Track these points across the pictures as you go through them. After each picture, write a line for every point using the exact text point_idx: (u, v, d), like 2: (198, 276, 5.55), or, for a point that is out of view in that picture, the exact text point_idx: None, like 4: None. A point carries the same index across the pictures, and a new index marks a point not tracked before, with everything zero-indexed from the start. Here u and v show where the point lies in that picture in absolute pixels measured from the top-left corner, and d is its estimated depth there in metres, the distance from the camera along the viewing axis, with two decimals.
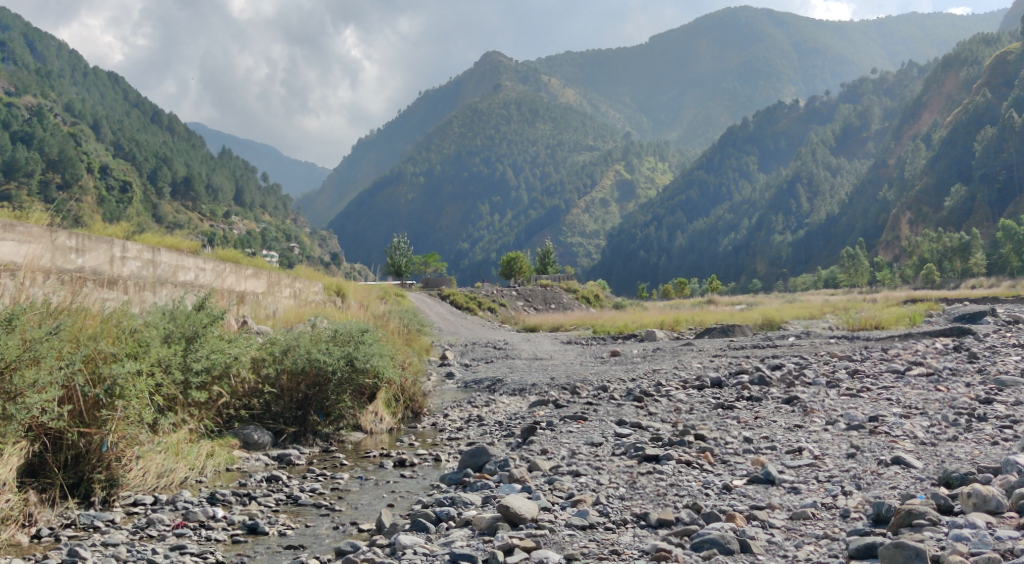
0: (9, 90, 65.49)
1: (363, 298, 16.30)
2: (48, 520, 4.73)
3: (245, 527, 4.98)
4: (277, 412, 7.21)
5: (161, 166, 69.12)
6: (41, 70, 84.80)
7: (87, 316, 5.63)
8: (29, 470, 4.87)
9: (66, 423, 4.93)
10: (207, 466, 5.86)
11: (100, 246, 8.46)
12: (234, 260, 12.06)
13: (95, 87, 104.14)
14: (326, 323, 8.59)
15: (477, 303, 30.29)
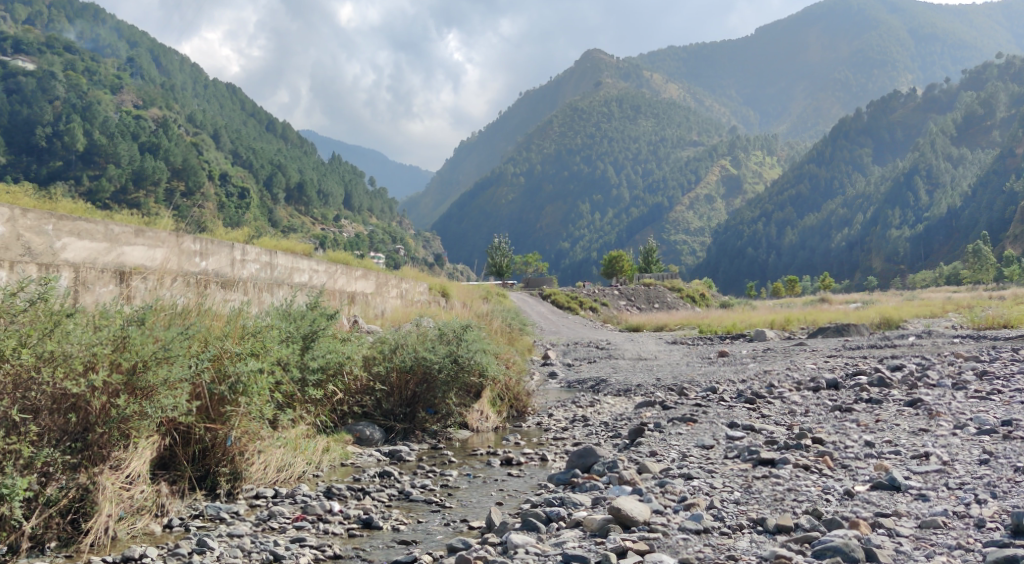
0: (137, 104, 69.68)
1: (465, 298, 16.46)
2: (179, 510, 4.96)
3: (360, 521, 5.11)
4: (387, 409, 7.41)
5: (276, 172, 72.04)
6: (166, 84, 90.04)
7: (213, 318, 5.89)
8: (161, 463, 5.15)
9: (194, 418, 5.17)
10: (323, 461, 6.06)
11: (223, 249, 8.86)
12: (344, 262, 12.48)
13: (215, 98, 109.63)
14: (431, 321, 8.73)
15: (578, 303, 30.19)
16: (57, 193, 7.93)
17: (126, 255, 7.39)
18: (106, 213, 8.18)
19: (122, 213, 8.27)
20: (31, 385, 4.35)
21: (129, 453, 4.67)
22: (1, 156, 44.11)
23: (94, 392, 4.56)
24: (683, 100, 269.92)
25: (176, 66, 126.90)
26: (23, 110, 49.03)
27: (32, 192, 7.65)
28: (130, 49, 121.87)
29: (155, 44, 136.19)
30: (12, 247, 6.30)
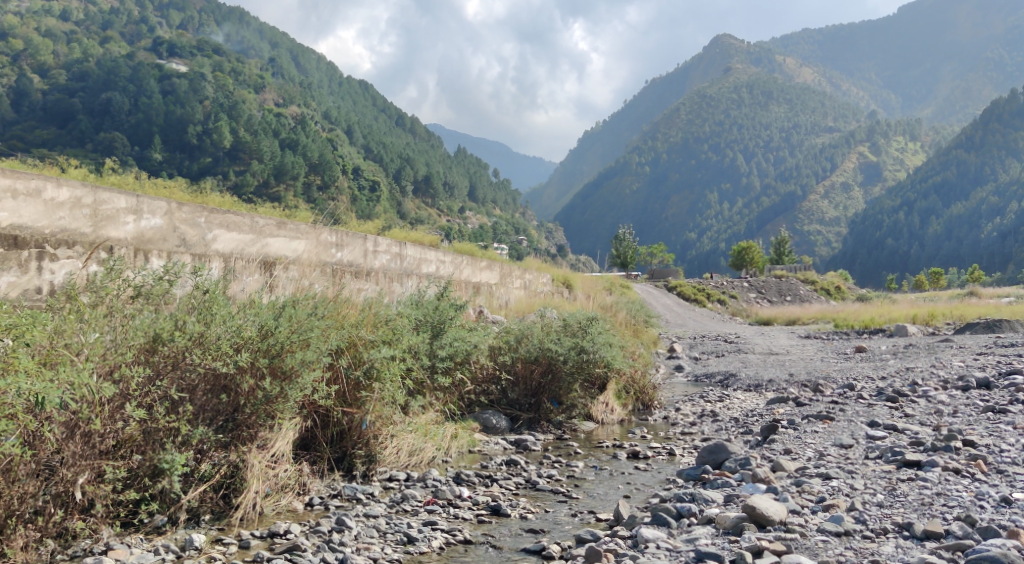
0: (278, 101, 73.23)
1: (589, 290, 16.43)
2: (318, 489, 5.17)
3: (489, 508, 5.18)
4: (513, 398, 7.48)
5: (405, 166, 73.99)
6: (304, 83, 94.22)
7: (350, 306, 6.15)
8: (302, 445, 5.39)
9: (332, 403, 5.40)
10: (451, 447, 6.19)
11: (356, 241, 9.19)
12: (470, 253, 12.69)
13: (349, 95, 113.73)
14: (556, 313, 8.76)
15: (706, 295, 29.57)
16: (207, 189, 8.44)
17: (269, 246, 7.81)
18: (253, 207, 8.69)
19: (266, 207, 8.74)
20: (187, 365, 4.57)
21: (274, 434, 4.93)
22: (158, 154, 47.33)
23: (244, 374, 4.79)
24: (818, 84, 257.74)
25: (314, 65, 132.51)
26: (177, 109, 51.91)
27: (185, 188, 8.19)
28: (271, 49, 128.02)
29: (294, 45, 142.60)
30: (170, 239, 6.76)
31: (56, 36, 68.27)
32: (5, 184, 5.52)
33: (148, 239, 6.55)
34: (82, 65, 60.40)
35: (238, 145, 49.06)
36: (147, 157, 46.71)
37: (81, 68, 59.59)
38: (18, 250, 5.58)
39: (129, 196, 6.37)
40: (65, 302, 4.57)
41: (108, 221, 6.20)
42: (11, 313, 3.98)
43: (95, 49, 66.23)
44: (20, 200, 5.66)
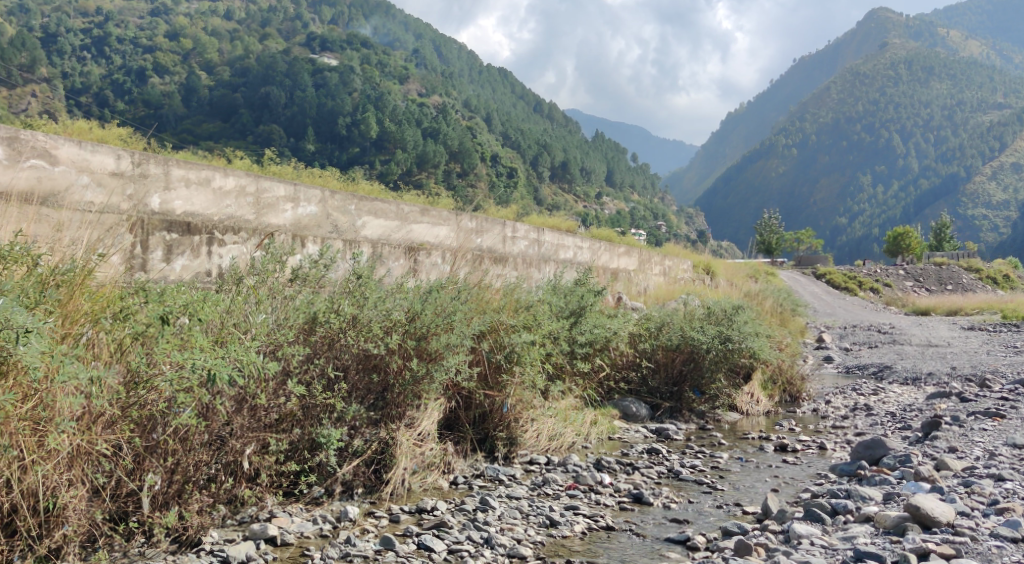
0: (421, 92, 75.18)
1: (732, 277, 15.94)
2: (463, 469, 5.26)
3: (631, 496, 5.13)
4: (654, 386, 7.36)
5: (542, 152, 74.18)
6: (446, 73, 96.31)
7: (493, 292, 6.27)
8: (447, 424, 5.51)
9: (475, 385, 5.50)
10: (591, 434, 6.19)
11: (496, 227, 9.31)
12: (608, 239, 12.61)
13: (489, 84, 115.29)
14: (699, 300, 8.56)
15: (857, 284, 28.11)
16: (357, 177, 8.82)
17: (414, 232, 8.03)
18: (399, 194, 9.01)
19: (411, 195, 9.03)
20: (341, 345, 4.77)
21: (420, 413, 5.08)
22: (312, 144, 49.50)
23: (393, 354, 4.97)
24: (986, 56, 237.99)
25: (456, 54, 135.08)
26: (329, 102, 54.29)
27: (337, 177, 8.60)
28: (416, 41, 131.50)
29: (438, 35, 145.80)
30: (324, 226, 7.08)
31: (221, 35, 73.21)
32: (178, 173, 5.95)
33: (304, 225, 6.91)
34: (243, 62, 64.28)
35: (384, 136, 48.24)
36: (302, 147, 47.75)
37: (243, 64, 63.54)
38: (190, 236, 5.99)
39: (288, 184, 6.72)
40: (234, 283, 4.90)
41: (269, 208, 6.57)
42: (188, 295, 4.25)
43: (255, 47, 70.53)
44: (192, 188, 6.08)
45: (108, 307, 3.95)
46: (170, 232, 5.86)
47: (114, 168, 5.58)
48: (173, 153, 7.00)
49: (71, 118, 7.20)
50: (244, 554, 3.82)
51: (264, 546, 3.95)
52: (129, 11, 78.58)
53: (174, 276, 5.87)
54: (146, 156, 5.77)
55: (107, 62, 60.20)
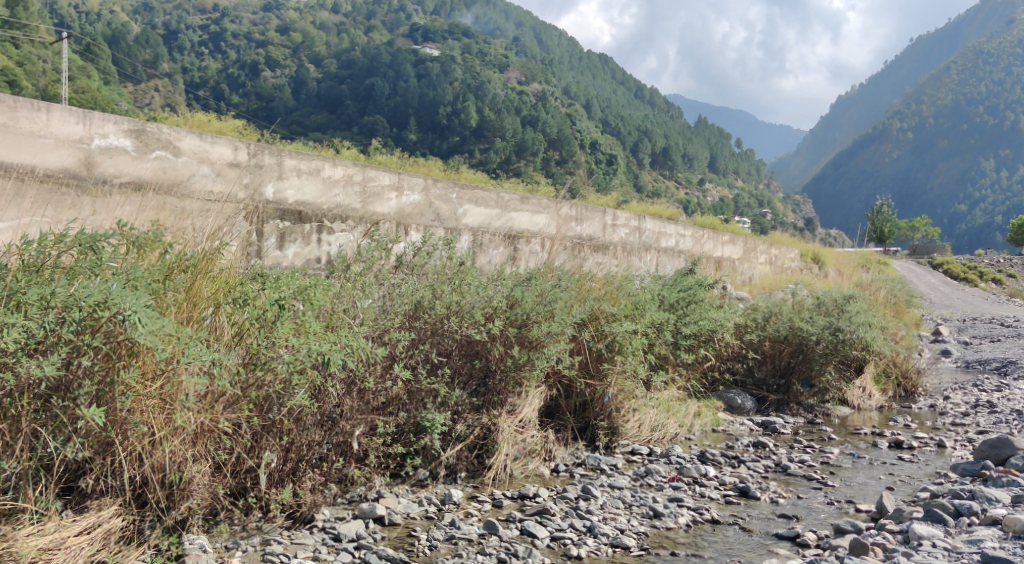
0: (520, 80, 71.54)
1: (842, 267, 15.39)
2: (564, 457, 5.26)
3: (737, 490, 5.01)
4: (760, 378, 7.17)
5: (644, 139, 70.16)
6: (546, 59, 96.04)
7: (594, 281, 6.24)
8: (547, 412, 5.50)
9: (576, 373, 5.48)
10: (695, 425, 6.10)
11: (596, 215, 9.24)
12: (712, 228, 12.35)
13: (589, 70, 114.47)
14: (808, 290, 8.30)
15: (978, 274, 26.61)
16: (460, 167, 8.93)
17: (514, 220, 8.06)
18: (500, 183, 9.07)
19: (512, 183, 9.10)
20: (444, 332, 4.83)
21: (521, 400, 5.08)
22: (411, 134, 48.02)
23: (494, 341, 4.99)
24: None
25: (556, 40, 134.76)
26: (430, 91, 54.63)
27: (441, 166, 8.73)
28: (517, 28, 131.92)
29: (539, 23, 145.89)
30: (426, 214, 7.20)
31: (329, 27, 75.37)
32: (291, 163, 6.14)
33: (408, 213, 7.04)
34: (350, 54, 65.93)
35: (485, 124, 47.25)
36: (403, 137, 47.98)
37: (349, 56, 65.25)
38: (302, 224, 6.20)
39: (392, 173, 6.85)
40: (344, 270, 5.05)
41: (375, 197, 6.71)
42: (301, 281, 4.38)
43: (361, 38, 72.22)
44: (304, 177, 6.29)
45: (230, 292, 4.11)
46: (283, 220, 6.07)
47: (231, 158, 5.81)
48: (284, 144, 7.24)
49: (191, 111, 7.56)
50: (356, 532, 3.91)
51: (373, 526, 4.03)
52: (244, 9, 82.20)
53: (287, 263, 6.10)
54: (261, 147, 5.97)
55: (224, 57, 63.32)
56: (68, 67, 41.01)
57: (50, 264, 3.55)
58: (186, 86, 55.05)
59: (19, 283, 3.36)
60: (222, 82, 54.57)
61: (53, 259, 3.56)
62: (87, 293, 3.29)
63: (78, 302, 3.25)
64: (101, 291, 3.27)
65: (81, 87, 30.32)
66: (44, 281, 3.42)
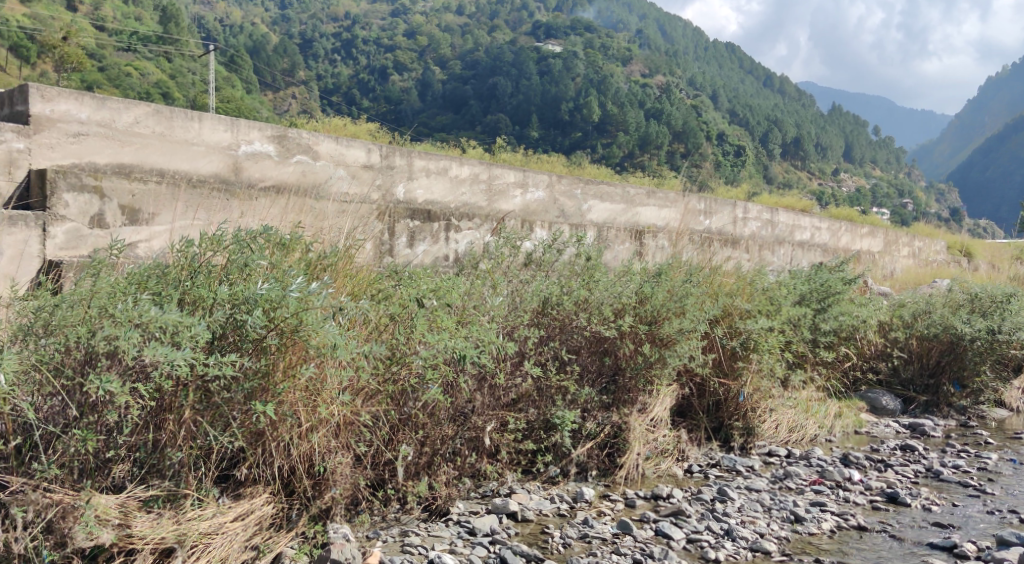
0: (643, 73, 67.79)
1: (996, 260, 14.37)
2: (697, 457, 5.13)
3: (884, 495, 4.74)
4: (907, 378, 6.80)
5: (773, 128, 64.08)
6: (669, 50, 94.21)
7: (726, 277, 6.07)
8: (679, 411, 5.38)
9: (710, 371, 5.33)
10: (835, 426, 5.83)
11: (726, 208, 8.98)
12: (850, 220, 11.79)
13: (715, 60, 111.63)
14: (960, 285, 7.77)
15: None
16: (584, 162, 8.90)
17: (641, 215, 7.97)
18: (626, 178, 8.99)
19: (638, 178, 9.01)
20: (573, 329, 4.79)
21: (652, 399, 4.99)
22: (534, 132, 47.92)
23: (625, 338, 4.91)
24: None
25: (681, 30, 132.28)
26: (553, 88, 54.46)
27: (565, 163, 8.73)
28: (640, 20, 130.35)
29: (663, 15, 143.63)
30: (551, 210, 7.21)
31: (454, 30, 76.46)
32: (420, 164, 6.31)
33: (533, 210, 7.07)
34: (473, 54, 66.96)
35: (607, 117, 44.53)
36: (525, 135, 47.83)
37: (472, 56, 66.30)
38: (430, 223, 6.31)
39: (517, 170, 6.90)
40: (473, 266, 5.15)
41: (500, 194, 6.79)
42: (433, 279, 4.48)
43: (484, 37, 73.21)
44: (432, 177, 6.44)
45: (368, 290, 4.27)
46: (413, 219, 6.20)
47: (365, 161, 6.02)
48: (414, 146, 7.45)
49: (329, 116, 7.89)
50: (490, 526, 3.93)
51: (506, 521, 4.04)
52: (374, 16, 85.31)
53: (416, 261, 6.22)
54: (393, 149, 6.15)
55: (355, 63, 65.88)
56: (214, 82, 44.16)
57: (209, 263, 3.77)
58: (319, 92, 57.65)
59: (183, 284, 3.59)
60: (353, 88, 56.87)
61: (210, 258, 3.77)
62: (252, 288, 3.49)
63: (246, 298, 3.46)
64: (263, 288, 3.46)
65: (225, 97, 32.30)
66: (206, 280, 3.65)
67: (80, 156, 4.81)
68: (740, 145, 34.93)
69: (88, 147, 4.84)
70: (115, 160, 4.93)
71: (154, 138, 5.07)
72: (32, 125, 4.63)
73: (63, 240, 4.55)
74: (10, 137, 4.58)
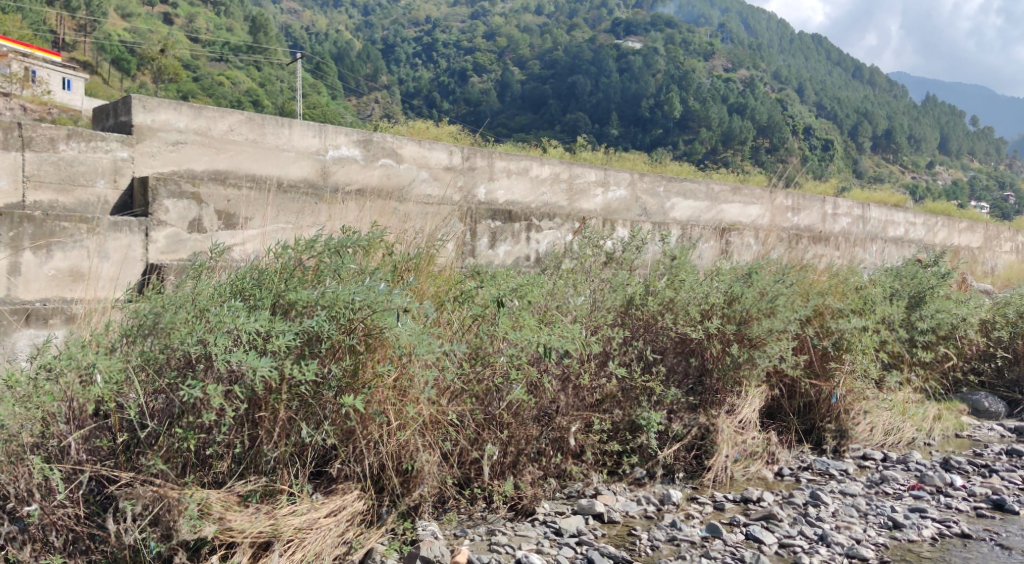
0: (726, 66, 66.25)
1: None
2: (787, 460, 4.99)
3: (989, 502, 4.52)
4: (1013, 379, 6.47)
5: (863, 121, 61.11)
6: (753, 43, 92.00)
7: (817, 275, 5.92)
8: (768, 413, 5.25)
9: (800, 372, 5.18)
10: (935, 429, 5.59)
11: (814, 204, 8.73)
12: (947, 214, 11.28)
13: (801, 52, 108.46)
14: None
15: None
16: (666, 160, 8.79)
17: (725, 212, 7.83)
18: (710, 176, 8.86)
19: (721, 175, 8.85)
20: (659, 328, 4.74)
21: (741, 400, 4.89)
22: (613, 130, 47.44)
23: (712, 338, 4.82)
24: None
25: (765, 23, 129.06)
26: (632, 85, 53.83)
27: (646, 160, 8.64)
28: (723, 14, 127.75)
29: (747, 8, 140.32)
30: (633, 209, 7.15)
31: (533, 30, 76.51)
32: (501, 165, 6.36)
33: (614, 209, 7.03)
34: (552, 53, 66.89)
35: (689, 113, 43.72)
36: (604, 132, 47.54)
37: (552, 56, 66.21)
38: (512, 223, 6.32)
39: (598, 169, 6.88)
40: (557, 266, 5.16)
41: (581, 194, 6.79)
42: (517, 278, 4.51)
43: (563, 36, 73.03)
44: (513, 178, 6.50)
45: (452, 291, 4.33)
46: (494, 220, 6.21)
47: (447, 162, 6.10)
48: (495, 147, 7.51)
49: (412, 119, 8.03)
50: (577, 528, 3.91)
51: (593, 522, 4.01)
52: (453, 19, 86.34)
53: (498, 261, 6.23)
54: (474, 150, 6.22)
55: (436, 66, 66.84)
56: (300, 88, 45.51)
57: (299, 265, 3.88)
58: (401, 96, 58.66)
59: (274, 285, 3.70)
60: (434, 90, 57.62)
61: (301, 259, 3.89)
62: (343, 292, 3.57)
63: (336, 301, 3.54)
64: (354, 293, 3.55)
65: (311, 104, 33.14)
66: (297, 281, 3.75)
67: (179, 164, 5.04)
68: (828, 139, 33.89)
69: (187, 155, 5.05)
70: (210, 166, 5.14)
71: (246, 144, 5.27)
72: (134, 135, 4.87)
73: (163, 245, 4.74)
74: (114, 145, 4.82)
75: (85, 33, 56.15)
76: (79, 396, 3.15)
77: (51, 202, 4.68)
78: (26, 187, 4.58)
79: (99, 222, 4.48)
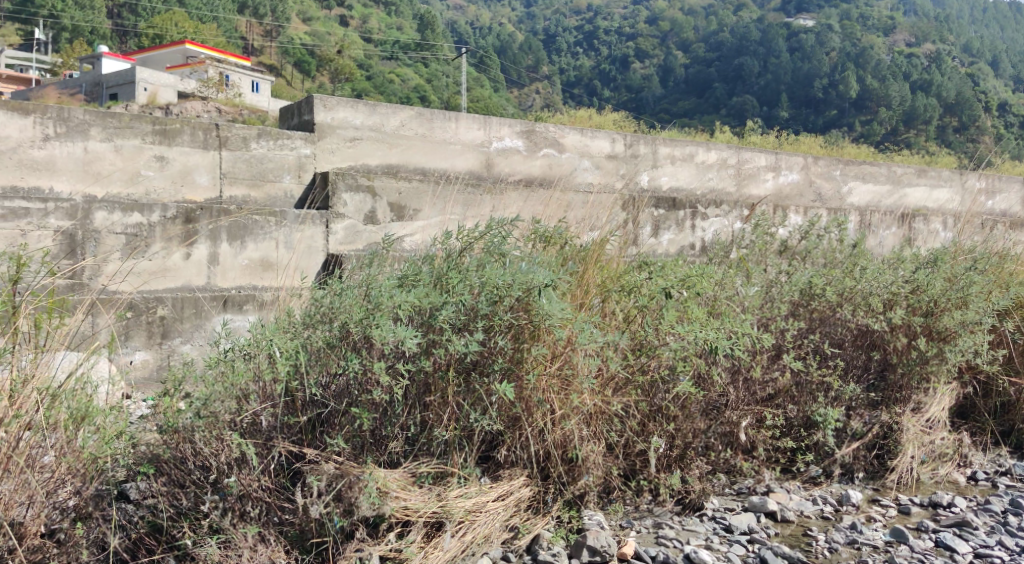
0: (910, 40, 61.44)
1: None
2: (982, 463, 4.59)
3: None
4: None
5: None
6: (942, 13, 84.68)
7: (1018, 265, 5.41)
8: (960, 413, 4.85)
9: (998, 369, 4.75)
10: None
11: (1013, 186, 7.93)
12: None
13: (997, 21, 98.89)
14: None
15: None
16: (842, 143, 8.32)
17: (909, 197, 7.31)
18: (892, 159, 8.31)
19: (903, 158, 8.26)
20: (836, 320, 4.49)
21: (929, 398, 4.55)
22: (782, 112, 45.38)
23: (896, 331, 4.51)
24: None
25: None
26: (803, 64, 51.17)
27: (820, 143, 8.23)
28: None
29: None
30: (807, 194, 6.83)
31: (698, 11, 74.24)
32: (665, 151, 6.28)
33: (786, 194, 6.76)
34: (717, 35, 64.81)
35: (867, 93, 41.05)
36: (774, 116, 46.11)
37: (716, 38, 64.24)
38: (676, 210, 6.10)
39: (768, 154, 6.65)
40: (726, 256, 5.02)
41: (750, 179, 6.58)
42: (684, 269, 4.40)
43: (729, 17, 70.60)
44: (678, 165, 6.39)
45: (617, 279, 4.28)
46: (657, 208, 6.02)
47: (610, 150, 6.09)
48: (658, 133, 7.39)
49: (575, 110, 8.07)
50: (748, 525, 3.78)
51: (765, 521, 3.85)
52: (614, 5, 85.69)
53: (662, 250, 6.04)
54: (637, 137, 6.17)
55: (597, 53, 68.36)
56: (465, 83, 47.05)
57: (467, 255, 3.97)
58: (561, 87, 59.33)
59: (440, 271, 3.79)
60: (594, 78, 61.98)
61: (469, 249, 3.98)
62: (509, 279, 3.63)
63: (502, 288, 3.60)
64: (518, 279, 3.61)
65: (475, 98, 33.89)
66: (465, 268, 3.84)
67: (356, 159, 5.31)
68: None
69: (363, 150, 5.32)
70: (384, 161, 5.38)
71: (417, 139, 5.47)
72: (316, 133, 5.18)
73: (342, 236, 5.00)
74: (298, 143, 5.15)
75: (271, 39, 60.54)
76: (268, 375, 3.36)
77: (244, 197, 5.05)
78: (223, 183, 4.99)
79: (285, 215, 4.79)
